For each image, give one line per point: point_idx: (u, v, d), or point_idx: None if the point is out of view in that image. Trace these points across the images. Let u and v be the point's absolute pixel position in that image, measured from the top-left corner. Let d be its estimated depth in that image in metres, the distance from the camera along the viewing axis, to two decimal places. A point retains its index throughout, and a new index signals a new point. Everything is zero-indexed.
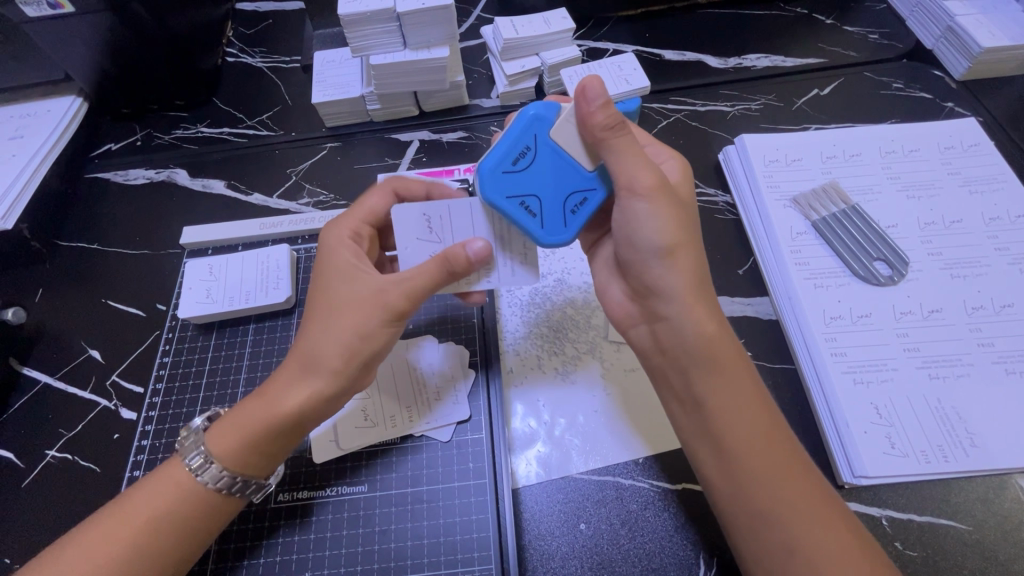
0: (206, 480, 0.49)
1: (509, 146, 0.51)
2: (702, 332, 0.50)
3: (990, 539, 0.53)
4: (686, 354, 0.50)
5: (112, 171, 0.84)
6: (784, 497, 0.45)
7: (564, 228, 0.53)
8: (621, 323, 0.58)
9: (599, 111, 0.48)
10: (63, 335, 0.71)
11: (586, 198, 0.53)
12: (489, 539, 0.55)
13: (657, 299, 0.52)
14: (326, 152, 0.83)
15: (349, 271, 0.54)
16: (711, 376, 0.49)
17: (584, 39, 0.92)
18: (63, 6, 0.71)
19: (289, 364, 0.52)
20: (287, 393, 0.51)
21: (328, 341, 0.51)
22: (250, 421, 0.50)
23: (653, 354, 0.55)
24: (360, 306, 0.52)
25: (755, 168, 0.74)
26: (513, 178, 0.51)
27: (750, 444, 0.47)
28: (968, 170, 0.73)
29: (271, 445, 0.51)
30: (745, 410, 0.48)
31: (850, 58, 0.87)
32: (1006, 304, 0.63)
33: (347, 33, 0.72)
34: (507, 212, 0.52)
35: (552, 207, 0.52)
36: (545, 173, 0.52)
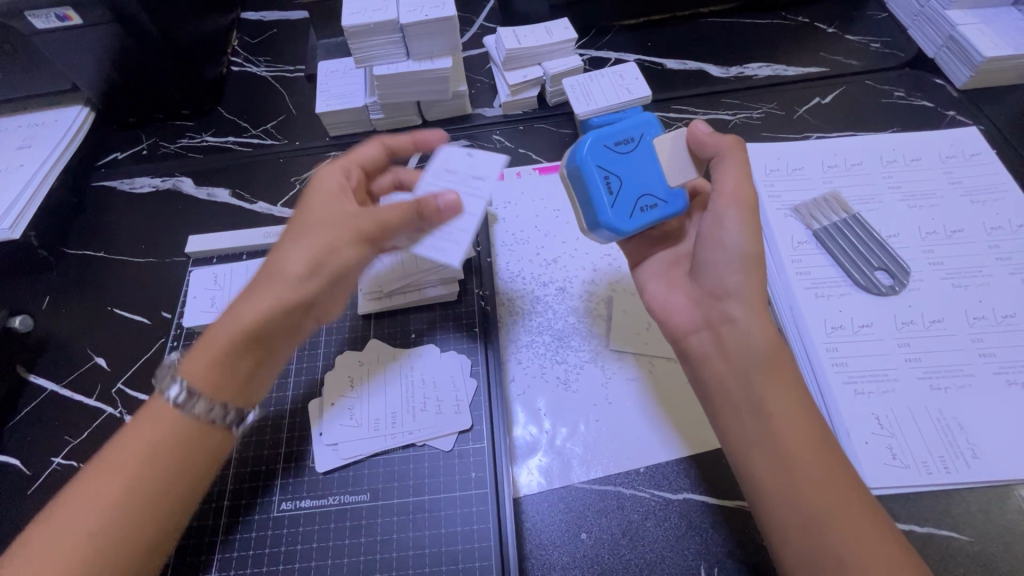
0: (195, 410, 0.47)
1: (621, 128, 0.56)
2: (767, 336, 0.51)
3: (992, 551, 0.53)
4: (750, 355, 0.51)
5: (119, 180, 0.85)
6: (836, 503, 0.44)
7: (630, 219, 0.55)
8: (677, 331, 0.58)
9: (711, 136, 0.55)
10: (70, 342, 0.72)
11: (660, 206, 0.56)
12: (490, 549, 0.55)
13: (728, 300, 0.53)
14: (330, 160, 0.84)
15: (332, 196, 0.55)
16: (772, 377, 0.50)
17: (586, 49, 0.93)
18: (72, 19, 0.72)
19: (263, 283, 0.50)
20: (249, 306, 0.48)
21: (296, 255, 0.50)
22: (220, 336, 0.48)
23: (714, 361, 0.53)
24: (330, 222, 0.52)
25: (757, 177, 0.74)
26: (610, 157, 0.56)
27: (804, 445, 0.47)
28: (969, 179, 0.73)
29: (238, 361, 0.49)
30: (801, 415, 0.48)
31: (851, 67, 0.88)
32: (1007, 314, 0.63)
33: (351, 44, 0.73)
34: (590, 179, 0.56)
35: (626, 194, 0.56)
36: (638, 168, 0.56)
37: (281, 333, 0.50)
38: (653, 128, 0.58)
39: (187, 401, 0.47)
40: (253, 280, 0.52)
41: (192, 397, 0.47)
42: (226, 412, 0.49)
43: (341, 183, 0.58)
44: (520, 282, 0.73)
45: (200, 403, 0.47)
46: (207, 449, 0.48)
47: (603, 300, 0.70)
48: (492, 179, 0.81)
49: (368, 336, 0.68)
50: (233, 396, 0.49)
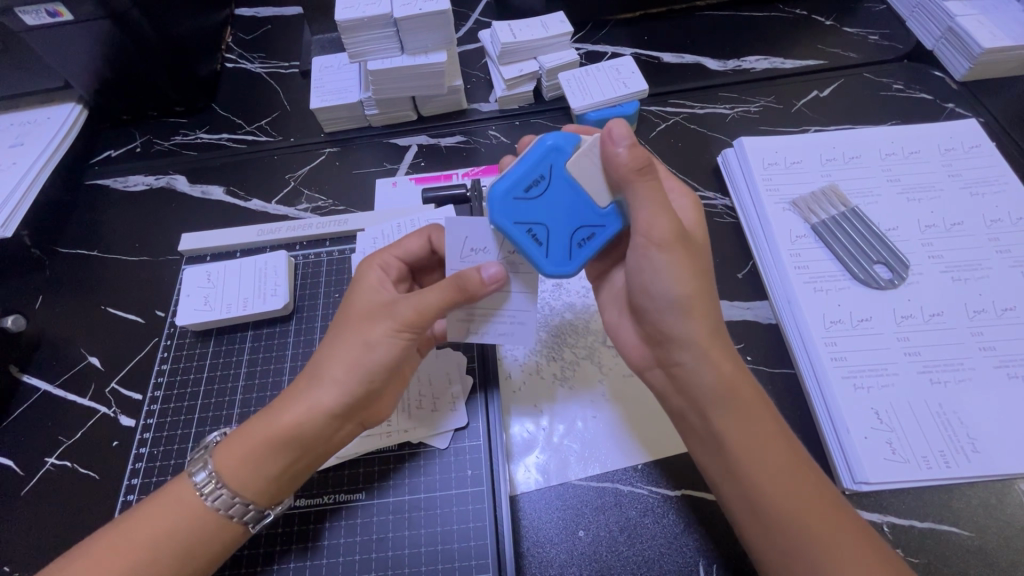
0: (212, 500, 0.48)
1: (523, 172, 0.49)
2: (720, 376, 0.48)
3: (992, 545, 0.53)
4: (701, 395, 0.49)
5: (112, 178, 0.84)
6: (816, 536, 0.44)
7: (569, 261, 0.50)
8: (637, 366, 0.57)
9: (626, 154, 0.47)
10: (63, 342, 0.71)
11: (596, 234, 0.51)
12: (487, 548, 0.55)
13: (671, 343, 0.51)
14: (325, 157, 0.83)
15: (371, 288, 0.55)
16: (729, 416, 0.48)
17: (582, 42, 0.92)
18: (62, 14, 0.71)
19: (297, 387, 0.51)
20: (285, 409, 0.49)
21: (333, 358, 0.51)
22: (254, 435, 0.49)
23: (671, 396, 0.53)
24: (368, 320, 0.52)
25: (755, 171, 0.74)
26: (524, 205, 0.49)
27: (775, 484, 0.45)
28: (969, 172, 0.73)
29: (271, 463, 0.49)
30: (769, 446, 0.47)
31: (850, 59, 0.87)
32: (1007, 307, 0.62)
33: (344, 39, 0.72)
34: (514, 238, 0.50)
35: (558, 238, 0.50)
36: (558, 205, 0.50)
37: (320, 440, 0.50)
38: (561, 150, 0.49)
39: (209, 488, 0.48)
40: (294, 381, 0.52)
41: (215, 488, 0.48)
42: (246, 510, 0.49)
43: (384, 275, 0.56)
44: None
45: (221, 494, 0.48)
46: (217, 543, 0.49)
47: None
48: (488, 174, 0.80)
49: None
50: (263, 495, 0.50)
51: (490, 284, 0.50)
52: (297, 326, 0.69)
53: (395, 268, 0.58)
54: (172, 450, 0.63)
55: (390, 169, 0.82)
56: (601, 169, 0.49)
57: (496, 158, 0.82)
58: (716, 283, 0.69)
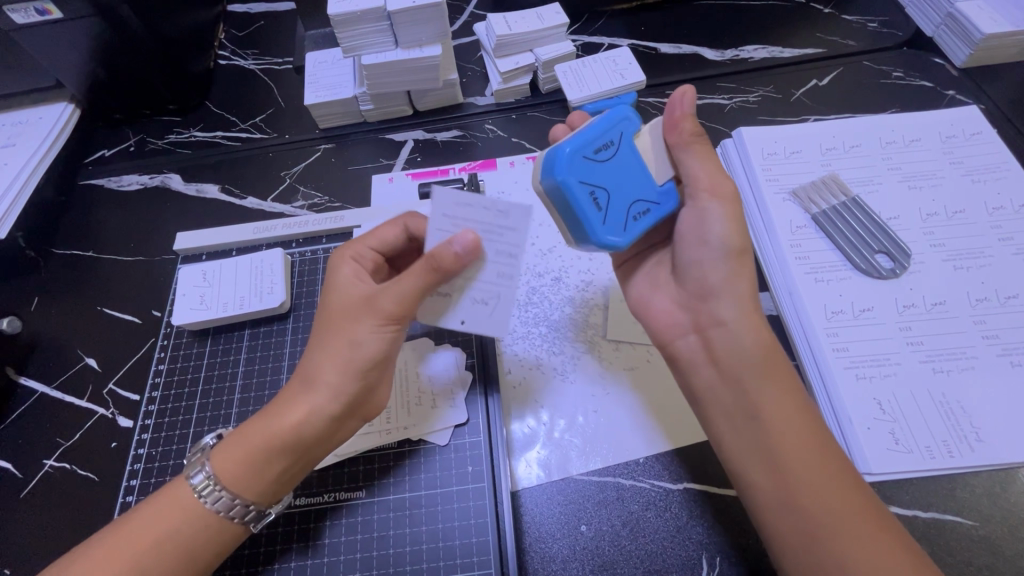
0: (210, 500, 0.48)
1: (599, 132, 0.49)
2: (760, 341, 0.50)
3: (997, 534, 0.53)
4: (743, 362, 0.49)
5: (106, 178, 0.83)
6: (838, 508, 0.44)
7: (627, 230, 0.49)
8: (664, 334, 0.56)
9: (688, 119, 0.51)
10: (59, 344, 0.71)
11: (652, 210, 0.51)
12: (488, 543, 0.55)
13: (716, 303, 0.51)
14: (320, 153, 0.83)
15: (350, 286, 0.53)
16: (769, 379, 0.49)
17: (579, 34, 0.91)
18: (51, 13, 0.70)
19: (292, 388, 0.51)
20: (285, 411, 0.49)
21: (326, 361, 0.50)
22: (251, 437, 0.49)
23: (702, 366, 0.52)
24: (352, 319, 0.51)
25: (754, 161, 0.73)
26: (591, 167, 0.48)
27: (803, 453, 0.46)
28: (970, 159, 0.72)
29: (273, 464, 0.49)
30: (799, 419, 0.47)
31: (849, 47, 0.86)
32: (1010, 295, 0.62)
33: (338, 34, 0.72)
34: (577, 200, 0.48)
35: (618, 206, 0.49)
36: (623, 174, 0.50)
37: (319, 441, 0.51)
38: (631, 124, 0.51)
39: (208, 490, 0.48)
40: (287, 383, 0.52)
41: (213, 489, 0.48)
42: (246, 510, 0.49)
43: (358, 266, 0.55)
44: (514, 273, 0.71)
45: (222, 495, 0.48)
46: (217, 542, 0.48)
47: (600, 290, 0.69)
48: (485, 168, 0.80)
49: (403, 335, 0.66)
50: (263, 495, 0.49)
51: (464, 254, 0.46)
52: (295, 323, 0.69)
53: (369, 258, 0.57)
54: (170, 451, 0.62)
55: (386, 165, 0.81)
56: (663, 138, 0.53)
57: (492, 152, 0.81)
58: None
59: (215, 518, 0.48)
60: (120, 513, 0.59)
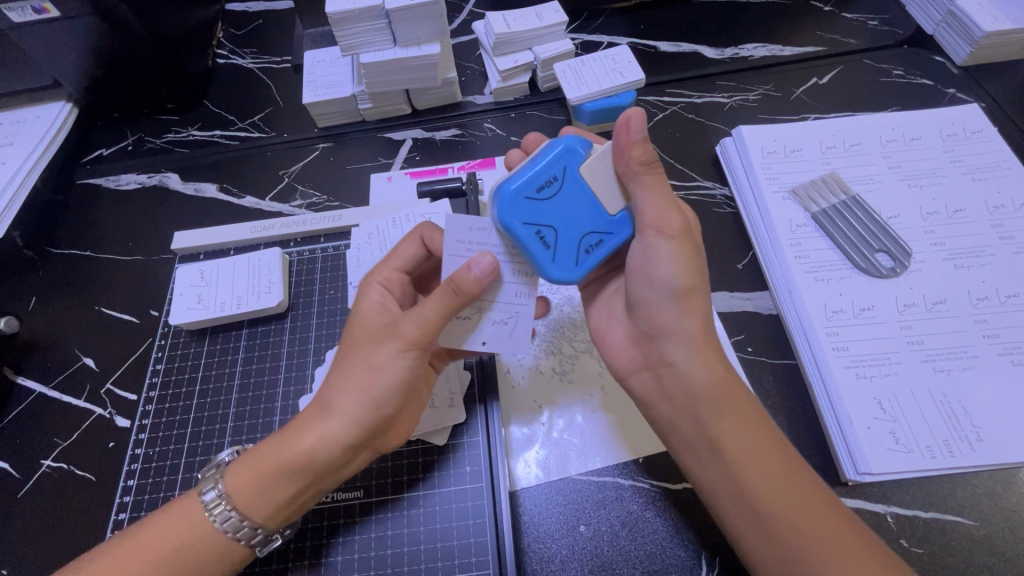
0: (217, 518, 0.47)
1: (537, 172, 0.48)
2: (712, 377, 0.49)
3: (997, 534, 0.53)
4: (696, 401, 0.49)
5: (104, 177, 0.83)
6: (807, 545, 0.43)
7: (576, 267, 0.49)
8: (622, 369, 0.56)
9: (638, 145, 0.46)
10: (56, 344, 0.70)
11: (605, 240, 0.50)
12: (487, 544, 0.55)
13: (666, 344, 0.50)
14: (319, 152, 0.83)
15: (377, 311, 0.52)
16: (723, 416, 0.48)
17: (578, 32, 0.91)
18: (48, 11, 0.70)
19: (308, 411, 0.50)
20: (299, 435, 0.48)
21: (343, 386, 0.49)
22: (265, 458, 0.48)
23: (659, 403, 0.52)
24: (374, 343, 0.50)
25: (754, 159, 0.73)
26: (534, 207, 0.48)
27: (764, 493, 0.45)
28: (971, 158, 0.72)
29: (284, 487, 0.48)
30: (763, 450, 0.47)
31: (849, 45, 0.86)
32: (1011, 294, 0.61)
33: (336, 32, 0.71)
34: (523, 242, 0.48)
35: (566, 242, 0.49)
36: (568, 208, 0.49)
37: (333, 468, 0.50)
38: (574, 153, 0.49)
39: (218, 509, 0.48)
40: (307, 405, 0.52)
41: (224, 508, 0.48)
42: (253, 533, 0.49)
43: (387, 293, 0.54)
44: None
45: (231, 515, 0.48)
46: (225, 560, 0.48)
47: None
48: (484, 167, 0.79)
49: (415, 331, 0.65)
50: (271, 518, 0.49)
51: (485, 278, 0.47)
52: (293, 323, 0.68)
53: (398, 283, 0.55)
54: (168, 451, 0.62)
55: (384, 164, 0.81)
56: (614, 164, 0.49)
57: (492, 151, 0.81)
58: (715, 273, 0.69)
59: (221, 538, 0.48)
60: (118, 514, 0.59)
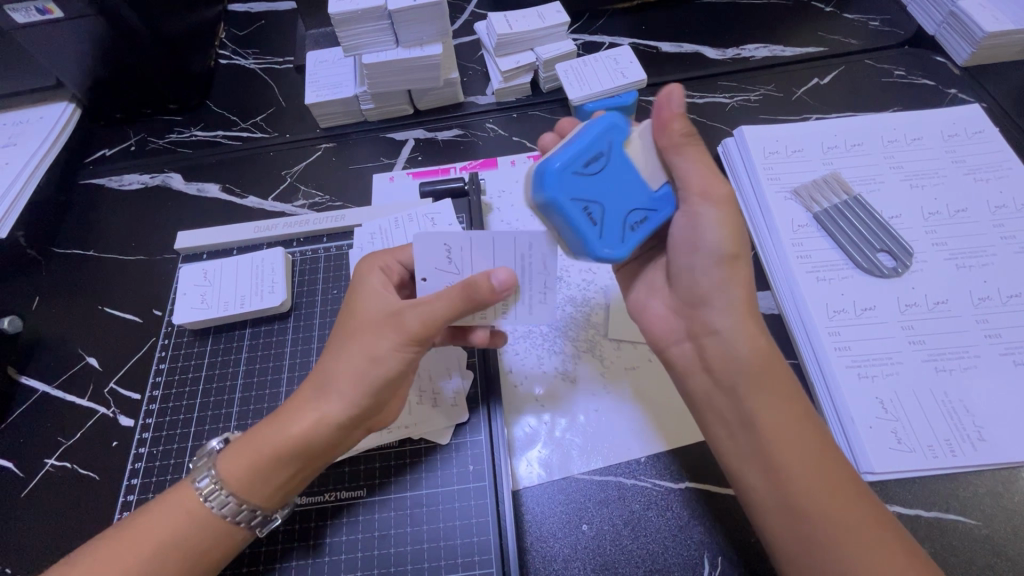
0: (214, 505, 0.48)
1: (587, 143, 0.46)
2: (755, 348, 0.48)
3: (999, 533, 0.53)
4: (736, 371, 0.49)
5: (107, 177, 0.83)
6: (836, 519, 0.43)
7: (622, 243, 0.48)
8: (661, 340, 0.56)
9: (678, 119, 0.49)
10: (60, 343, 0.71)
11: (649, 217, 0.50)
12: (489, 542, 0.55)
13: (708, 312, 0.50)
14: (321, 152, 0.83)
15: (376, 297, 0.53)
16: (762, 389, 0.48)
17: (579, 33, 0.91)
18: (52, 12, 0.70)
19: (303, 393, 0.51)
20: (295, 418, 0.49)
21: (340, 369, 0.50)
22: (261, 441, 0.49)
23: (697, 373, 0.52)
24: (371, 329, 0.50)
25: (755, 160, 0.73)
26: (583, 182, 0.46)
27: (799, 464, 0.45)
28: (972, 158, 0.72)
29: (281, 470, 0.49)
30: (797, 422, 0.47)
31: (851, 46, 0.86)
32: (1013, 294, 0.61)
33: (338, 33, 0.71)
34: (572, 218, 0.46)
35: (612, 218, 0.48)
36: (614, 184, 0.48)
37: (327, 449, 0.50)
38: (618, 130, 0.49)
39: (215, 495, 0.48)
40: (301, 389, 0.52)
41: (220, 494, 0.48)
42: (252, 515, 0.49)
43: (385, 278, 0.56)
44: None
45: (228, 500, 0.48)
46: (219, 546, 0.48)
47: (601, 290, 0.69)
48: (486, 168, 0.79)
49: None
50: (270, 501, 0.49)
51: (501, 289, 0.48)
52: (295, 322, 0.68)
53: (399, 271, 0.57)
54: (171, 450, 0.62)
55: (386, 164, 0.81)
56: (654, 141, 0.51)
57: (493, 151, 0.81)
58: None
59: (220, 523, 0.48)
60: (121, 512, 0.59)
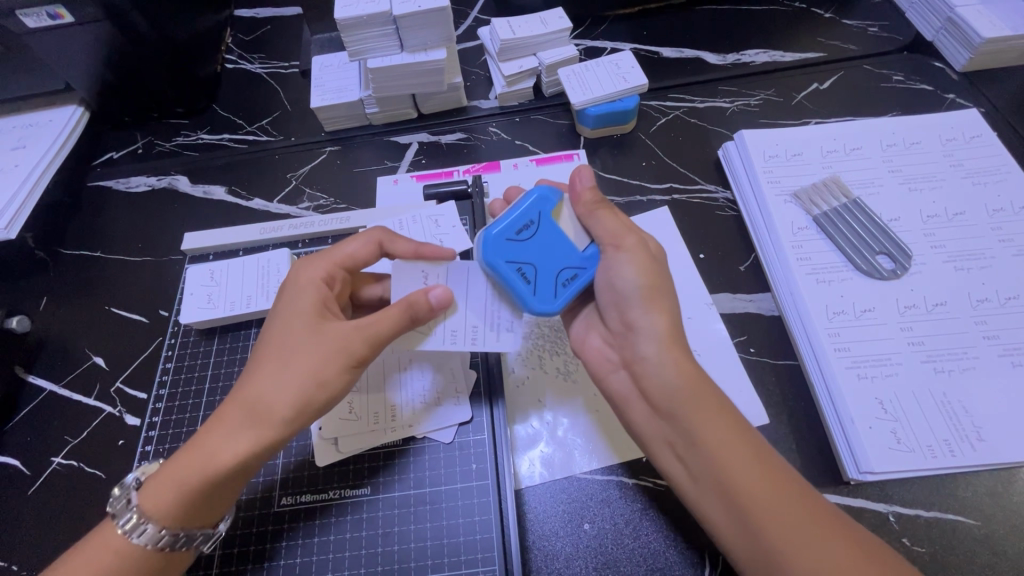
0: (142, 539, 0.46)
1: (515, 215, 0.52)
2: (681, 372, 0.49)
3: (998, 533, 0.53)
4: (667, 395, 0.49)
5: (115, 179, 0.84)
6: (789, 534, 0.43)
7: (556, 299, 0.52)
8: (598, 372, 0.57)
9: (589, 191, 0.54)
10: (67, 344, 0.71)
11: (579, 275, 0.53)
12: (493, 541, 0.55)
13: (635, 340, 0.52)
14: (326, 155, 0.84)
15: (314, 316, 0.51)
16: (693, 413, 0.48)
17: (581, 39, 0.92)
18: (63, 17, 0.71)
19: (233, 414, 0.48)
20: (227, 445, 0.47)
21: (278, 389, 0.48)
22: (192, 470, 0.47)
23: (634, 401, 0.53)
24: (311, 351, 0.49)
25: (755, 163, 0.74)
26: (514, 247, 0.52)
27: (746, 484, 0.45)
28: (971, 162, 0.73)
29: (215, 496, 0.48)
30: (735, 443, 0.47)
31: (849, 52, 0.87)
32: (1011, 296, 0.62)
33: (344, 37, 0.73)
34: (505, 278, 0.51)
35: (544, 277, 0.52)
36: (545, 247, 0.53)
37: (261, 464, 0.50)
38: (548, 200, 0.54)
39: (138, 526, 0.46)
40: (220, 408, 0.49)
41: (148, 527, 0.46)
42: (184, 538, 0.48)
43: (318, 292, 0.54)
44: None
45: (153, 530, 0.46)
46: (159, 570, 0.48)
47: None
48: (489, 170, 0.80)
49: None
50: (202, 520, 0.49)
51: (438, 304, 0.52)
52: None
53: (340, 280, 0.57)
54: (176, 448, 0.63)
55: (391, 167, 0.82)
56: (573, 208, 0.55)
57: (496, 154, 0.82)
58: (718, 277, 0.69)
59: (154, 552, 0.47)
60: None
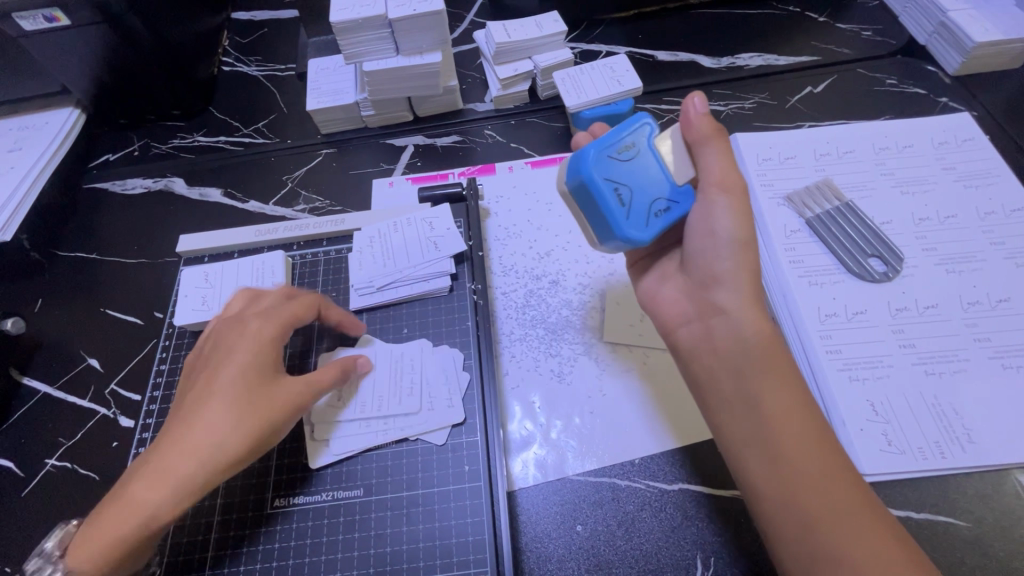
0: None
1: (619, 135, 0.52)
2: (759, 332, 0.50)
3: (989, 535, 0.53)
4: (740, 352, 0.50)
5: (111, 181, 0.85)
6: (827, 504, 0.44)
7: (647, 228, 0.51)
8: (669, 323, 0.57)
9: (704, 117, 0.51)
10: (61, 345, 0.71)
11: (672, 208, 0.52)
12: (485, 542, 0.55)
13: (716, 291, 0.52)
14: (321, 158, 0.84)
15: (257, 372, 0.52)
16: (765, 374, 0.49)
17: (576, 42, 0.92)
18: (59, 20, 0.71)
19: (168, 467, 0.48)
20: (159, 500, 0.47)
21: (217, 444, 0.48)
22: (123, 523, 0.47)
23: (702, 354, 0.53)
24: (251, 408, 0.50)
25: (748, 166, 0.74)
26: (613, 166, 0.51)
27: (798, 449, 0.46)
28: (963, 165, 0.73)
29: (143, 545, 0.49)
30: (795, 410, 0.47)
31: (843, 56, 0.87)
32: (1002, 299, 0.62)
33: (339, 41, 0.73)
34: (599, 194, 0.51)
35: (639, 203, 0.51)
36: (641, 174, 0.52)
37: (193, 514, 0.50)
38: (651, 129, 0.54)
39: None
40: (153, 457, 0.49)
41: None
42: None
43: (262, 346, 0.54)
44: (513, 276, 0.73)
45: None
46: None
47: (596, 292, 0.70)
48: (484, 174, 0.81)
49: (417, 335, 0.66)
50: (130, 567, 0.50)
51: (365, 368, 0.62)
52: None
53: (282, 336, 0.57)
54: None
55: (386, 170, 0.82)
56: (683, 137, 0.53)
57: (492, 157, 0.82)
58: None
59: None
60: None
